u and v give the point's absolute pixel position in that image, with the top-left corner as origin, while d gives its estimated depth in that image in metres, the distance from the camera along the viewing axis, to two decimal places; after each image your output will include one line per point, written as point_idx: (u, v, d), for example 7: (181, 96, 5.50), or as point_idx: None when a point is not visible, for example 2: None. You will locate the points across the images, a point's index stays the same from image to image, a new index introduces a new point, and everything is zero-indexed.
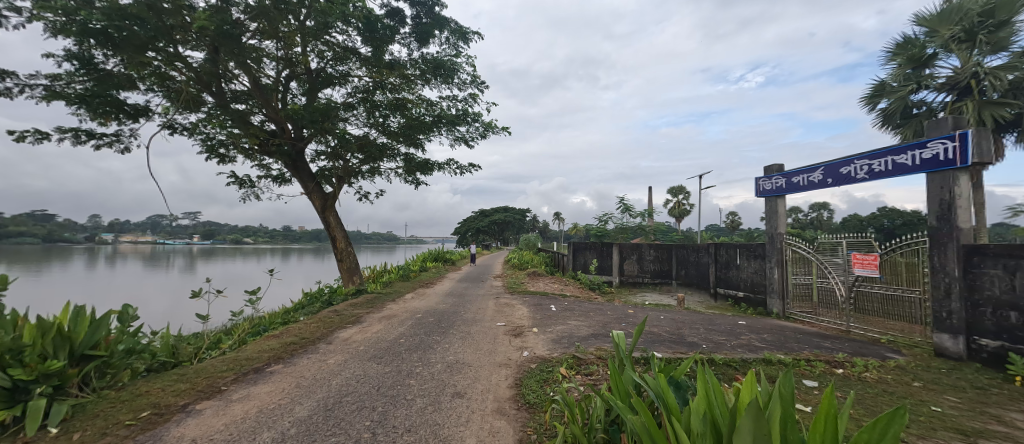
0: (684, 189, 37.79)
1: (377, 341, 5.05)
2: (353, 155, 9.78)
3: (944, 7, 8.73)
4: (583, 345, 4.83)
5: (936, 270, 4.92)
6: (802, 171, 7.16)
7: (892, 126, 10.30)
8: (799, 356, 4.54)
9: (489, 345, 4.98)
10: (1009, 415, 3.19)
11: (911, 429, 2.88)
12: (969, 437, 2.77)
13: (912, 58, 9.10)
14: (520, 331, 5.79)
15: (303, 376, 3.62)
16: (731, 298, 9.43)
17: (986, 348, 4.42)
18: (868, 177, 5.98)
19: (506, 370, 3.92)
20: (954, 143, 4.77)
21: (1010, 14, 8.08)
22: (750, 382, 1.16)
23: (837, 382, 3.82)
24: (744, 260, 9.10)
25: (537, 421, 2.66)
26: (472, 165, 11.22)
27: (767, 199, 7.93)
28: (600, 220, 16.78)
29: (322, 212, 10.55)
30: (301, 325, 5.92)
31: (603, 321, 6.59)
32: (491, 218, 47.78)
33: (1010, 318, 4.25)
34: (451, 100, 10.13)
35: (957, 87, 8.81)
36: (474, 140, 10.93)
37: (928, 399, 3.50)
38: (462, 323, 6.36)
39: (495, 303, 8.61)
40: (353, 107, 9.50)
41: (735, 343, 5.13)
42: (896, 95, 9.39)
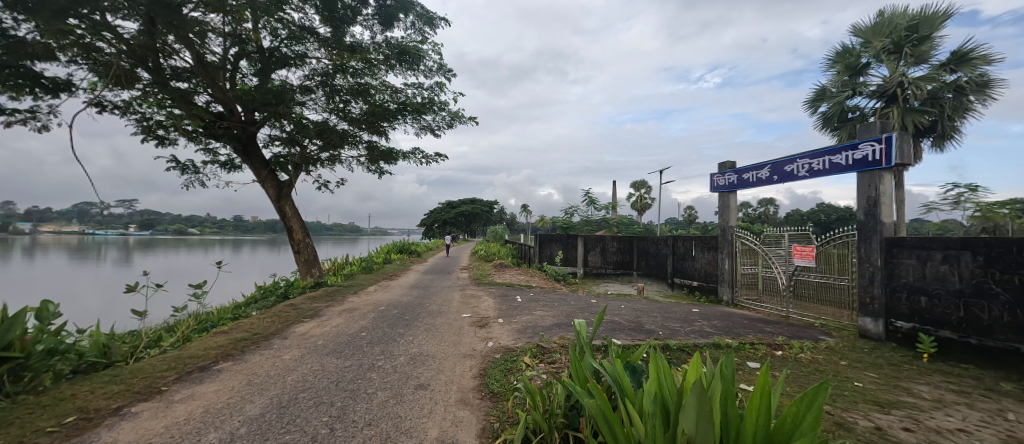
0: (647, 184, 39.30)
1: (336, 336, 4.87)
2: (311, 141, 9.30)
3: (877, 20, 9.57)
4: (547, 334, 4.94)
5: (862, 260, 5.46)
6: (751, 168, 7.62)
7: (830, 129, 11.16)
8: (745, 340, 4.89)
9: (454, 336, 4.95)
10: (916, 387, 3.63)
11: (838, 403, 3.20)
12: (883, 407, 3.12)
13: (849, 66, 9.91)
14: (486, 322, 5.81)
15: (255, 372, 3.44)
16: (686, 287, 9.97)
17: (900, 329, 4.98)
18: (808, 175, 6.46)
19: (471, 360, 3.94)
20: (881, 145, 5.25)
21: (931, 30, 9.00)
22: (695, 364, 1.23)
23: (776, 362, 4.17)
24: (699, 251, 9.59)
25: (499, 410, 2.70)
26: (439, 154, 11.15)
27: (720, 193, 8.40)
28: (566, 212, 17.21)
29: (276, 201, 9.94)
30: (253, 321, 5.60)
31: (567, 311, 6.73)
32: (459, 209, 47.43)
33: (920, 302, 4.79)
34: (417, 88, 9.84)
35: (886, 95, 9.71)
36: (441, 129, 10.77)
37: (852, 375, 3.90)
38: (427, 315, 6.28)
39: (461, 295, 8.56)
40: (310, 91, 9.00)
41: (688, 329, 5.46)
42: (835, 100, 10.24)
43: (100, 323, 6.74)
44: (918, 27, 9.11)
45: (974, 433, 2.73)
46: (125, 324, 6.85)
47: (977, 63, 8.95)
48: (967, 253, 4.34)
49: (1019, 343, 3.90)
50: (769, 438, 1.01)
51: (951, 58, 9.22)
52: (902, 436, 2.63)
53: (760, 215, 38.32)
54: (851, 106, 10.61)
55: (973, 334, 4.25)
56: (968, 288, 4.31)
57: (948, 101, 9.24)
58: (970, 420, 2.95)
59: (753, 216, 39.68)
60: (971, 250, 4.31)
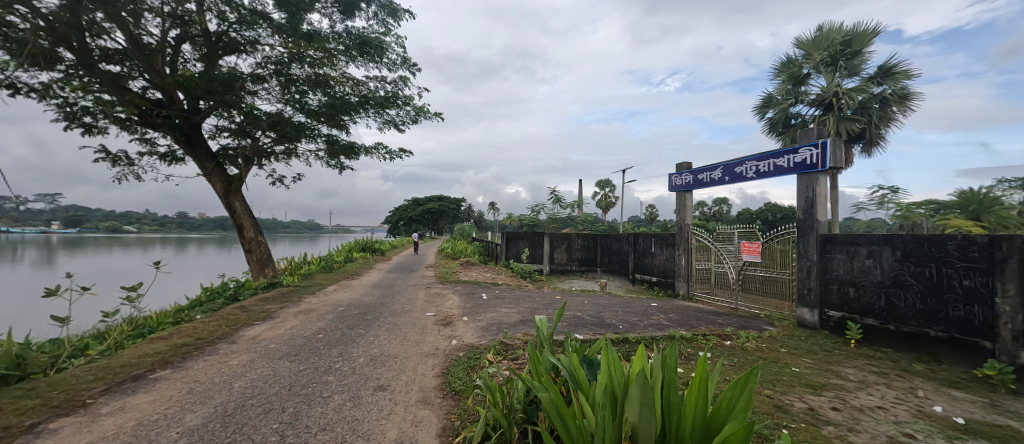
0: (610, 183, 40.47)
1: (291, 338, 4.65)
2: (264, 134, 8.78)
3: (816, 34, 10.40)
4: (511, 331, 4.98)
5: (801, 256, 5.93)
6: (705, 169, 8.05)
7: (775, 134, 11.99)
8: (697, 332, 5.18)
9: (417, 335, 4.88)
10: (844, 370, 4.00)
11: (777, 387, 3.46)
12: (816, 389, 3.42)
13: (792, 76, 10.72)
14: (450, 320, 5.77)
15: (198, 380, 3.21)
16: (646, 282, 10.39)
17: (832, 318, 5.46)
18: (755, 176, 6.91)
19: (434, 359, 3.90)
20: (817, 150, 5.73)
21: (862, 46, 9.92)
22: (641, 356, 1.29)
23: (725, 352, 4.45)
24: (658, 248, 10.02)
25: (460, 408, 2.69)
26: (403, 150, 10.89)
27: (678, 193, 8.82)
28: (532, 210, 17.39)
29: (224, 197, 9.28)
30: (197, 325, 5.21)
31: (532, 307, 6.82)
32: (425, 206, 46.61)
33: (848, 293, 5.28)
34: (380, 81, 9.53)
35: (823, 104, 10.59)
36: (405, 125, 10.52)
37: (790, 361, 4.24)
38: (390, 315, 6.13)
39: (425, 293, 8.44)
40: (263, 80, 8.48)
41: (647, 322, 5.70)
42: (780, 107, 11.05)
43: (11, 332, 6.03)
44: (850, 43, 10.02)
45: (890, 410, 3.06)
46: (70, 329, 6.36)
47: (899, 77, 9.96)
48: (887, 248, 4.83)
49: (929, 327, 4.40)
50: (706, 423, 1.08)
51: (877, 72, 10.20)
52: (831, 415, 2.90)
53: (714, 213, 40.58)
54: (793, 113, 11.47)
55: (892, 321, 4.74)
56: (888, 279, 4.81)
57: (875, 111, 10.22)
58: (887, 398, 3.29)
59: (708, 214, 41.92)
60: (891, 246, 4.80)
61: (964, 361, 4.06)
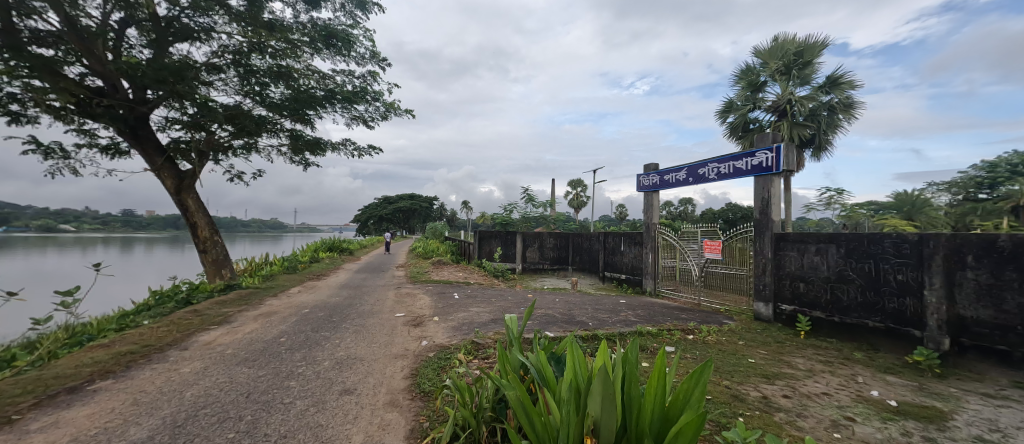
0: (582, 182, 41.20)
1: (249, 343, 4.42)
2: (220, 127, 8.29)
3: (772, 44, 11.04)
4: (482, 330, 4.97)
5: (757, 253, 6.29)
6: (671, 170, 8.37)
7: (735, 138, 12.63)
8: (662, 327, 5.38)
9: (386, 336, 4.78)
10: (794, 360, 4.29)
11: (734, 377, 3.66)
12: (769, 379, 3.64)
13: (750, 83, 11.32)
14: (420, 321, 5.68)
15: (144, 390, 2.99)
16: (615, 280, 10.65)
17: (784, 311, 5.83)
18: (717, 178, 7.25)
19: (403, 360, 3.83)
20: (772, 154, 6.09)
21: (812, 57, 10.63)
22: (604, 352, 1.33)
23: (687, 346, 4.65)
24: (627, 246, 10.30)
25: (429, 409, 2.66)
26: (372, 147, 10.61)
27: (645, 193, 9.11)
28: (505, 209, 17.43)
29: (176, 194, 8.68)
30: (144, 331, 4.85)
31: (504, 306, 6.84)
32: (396, 205, 45.59)
33: (798, 287, 5.66)
34: (348, 75, 9.23)
35: (778, 111, 11.25)
36: (374, 121, 10.25)
37: (746, 353, 4.49)
38: (357, 316, 5.97)
39: (395, 293, 8.27)
40: (220, 70, 8.00)
41: (615, 319, 5.86)
42: (740, 112, 11.65)
43: None
44: (802, 54, 10.72)
45: (833, 395, 3.31)
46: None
47: (844, 87, 10.74)
48: (832, 246, 5.21)
49: (868, 318, 4.78)
50: (664, 414, 1.13)
51: (825, 82, 10.97)
52: (781, 402, 3.09)
53: (680, 213, 42.24)
54: (752, 118, 12.13)
55: (837, 313, 5.11)
56: (833, 275, 5.19)
57: (823, 118, 10.98)
58: (831, 385, 3.55)
59: (674, 214, 43.56)
60: (836, 244, 5.18)
61: (898, 348, 4.45)
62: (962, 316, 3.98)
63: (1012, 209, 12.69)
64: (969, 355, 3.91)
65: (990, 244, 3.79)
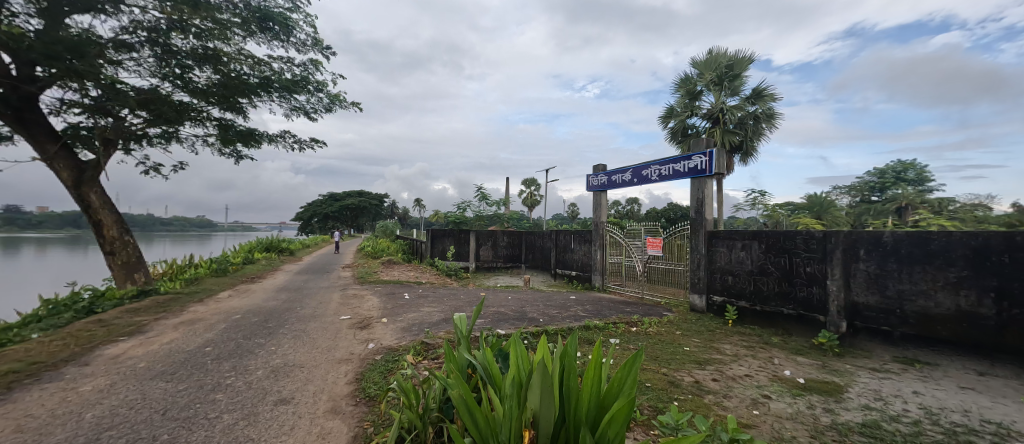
0: (535, 182, 41.82)
1: (167, 355, 3.96)
2: (132, 113, 7.34)
3: (707, 57, 11.98)
4: (433, 330, 4.89)
5: (692, 250, 6.80)
6: (618, 171, 8.78)
7: (675, 142, 13.53)
8: (609, 320, 5.65)
9: (329, 341, 4.54)
10: (723, 346, 4.69)
11: (671, 364, 3.94)
12: (701, 364, 3.96)
13: (688, 92, 12.20)
14: (368, 323, 5.46)
15: (30, 415, 2.58)
16: (566, 277, 10.97)
17: (716, 302, 6.36)
18: (658, 179, 7.71)
19: (347, 365, 3.66)
20: (706, 158, 6.60)
21: (740, 70, 11.67)
22: (544, 347, 1.37)
23: (631, 337, 4.92)
24: (577, 244, 10.64)
25: (373, 414, 2.56)
26: (314, 139, 9.97)
27: (594, 193, 9.47)
28: (459, 207, 17.24)
29: (74, 188, 7.53)
30: (30, 346, 4.17)
31: (456, 305, 6.76)
32: (343, 202, 43.25)
33: (727, 280, 6.20)
34: (286, 62, 8.57)
35: (712, 118, 12.23)
36: (317, 113, 9.64)
37: (683, 342, 4.84)
38: (297, 320, 5.59)
39: (341, 295, 7.85)
40: (131, 48, 7.06)
41: (565, 314, 6.05)
42: (679, 118, 12.50)
43: None
44: (732, 67, 11.71)
45: (754, 376, 3.68)
46: None
47: (767, 99, 11.93)
48: (755, 242, 5.78)
49: (783, 307, 5.35)
50: (600, 402, 1.19)
51: (752, 94, 12.08)
52: (711, 385, 3.37)
53: (627, 212, 44.44)
54: (690, 124, 13.07)
55: (759, 303, 5.67)
56: (755, 268, 5.76)
57: (750, 126, 12.12)
58: (752, 367, 3.94)
59: (622, 213, 45.71)
60: (758, 240, 5.75)
61: (807, 332, 5.05)
62: (856, 302, 4.60)
63: (896, 209, 14.88)
64: (861, 336, 4.52)
65: (878, 239, 4.41)
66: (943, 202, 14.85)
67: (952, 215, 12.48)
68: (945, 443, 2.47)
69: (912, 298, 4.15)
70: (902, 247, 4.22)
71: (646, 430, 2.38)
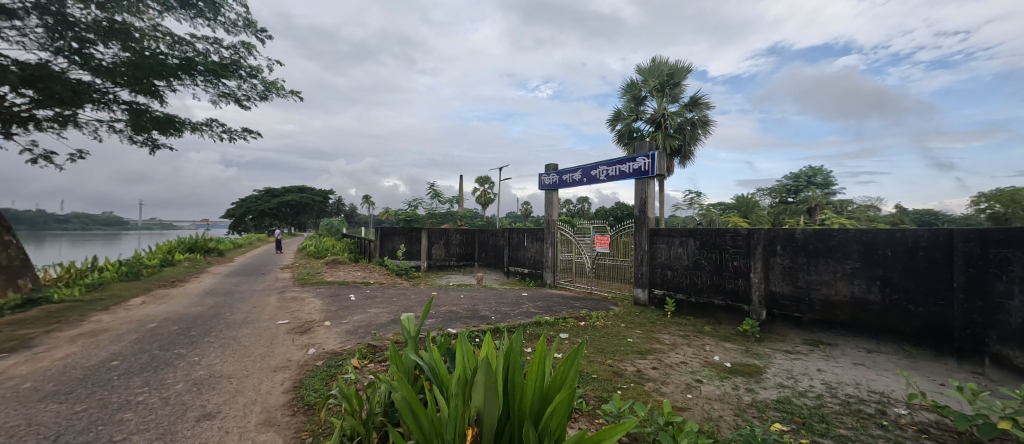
0: (489, 180, 41.77)
1: (62, 372, 3.43)
2: (13, 91, 6.22)
3: (651, 64, 12.70)
4: (381, 332, 4.71)
5: (637, 247, 7.18)
6: (568, 171, 9.03)
7: (622, 145, 14.21)
8: (559, 316, 5.81)
9: (265, 347, 4.21)
10: (662, 336, 5.02)
11: (616, 355, 4.14)
12: (643, 354, 4.21)
13: (634, 97, 12.86)
14: (309, 327, 5.14)
15: None
16: (519, 274, 11.09)
17: (656, 295, 6.78)
18: (606, 179, 8.04)
19: (285, 373, 3.42)
20: (649, 159, 7.00)
21: (680, 79, 12.52)
22: (489, 344, 1.38)
23: (579, 331, 5.10)
24: (529, 241, 10.80)
25: (312, 423, 2.42)
26: (247, 130, 9.14)
27: (546, 191, 9.66)
28: (410, 205, 16.77)
29: None
30: None
31: (405, 305, 6.56)
32: (282, 198, 40.16)
33: (666, 274, 6.64)
34: (213, 43, 7.75)
35: (655, 123, 13.02)
36: (250, 100, 8.84)
37: (627, 333, 5.11)
38: (227, 327, 5.11)
39: (278, 298, 7.29)
40: (11, 15, 5.97)
41: (517, 311, 6.12)
42: (626, 121, 13.14)
43: None
44: (672, 76, 12.54)
45: (688, 363, 3.97)
46: None
47: (703, 107, 12.92)
48: (691, 239, 6.24)
49: (714, 298, 5.84)
50: (543, 395, 1.23)
51: (690, 102, 13.02)
52: (651, 373, 3.59)
53: (577, 211, 45.94)
54: (635, 128, 13.79)
55: (693, 295, 6.14)
56: (691, 263, 6.22)
57: (688, 132, 13.04)
58: (687, 354, 4.26)
59: (573, 211, 47.16)
60: (694, 237, 6.21)
61: (733, 320, 5.55)
62: (773, 292, 5.14)
63: (807, 209, 16.85)
64: (778, 322, 5.07)
65: (791, 236, 4.97)
66: (844, 204, 17.07)
67: (850, 215, 14.39)
68: (841, 412, 2.84)
69: (817, 287, 4.72)
70: (810, 242, 4.79)
71: (591, 419, 2.48)
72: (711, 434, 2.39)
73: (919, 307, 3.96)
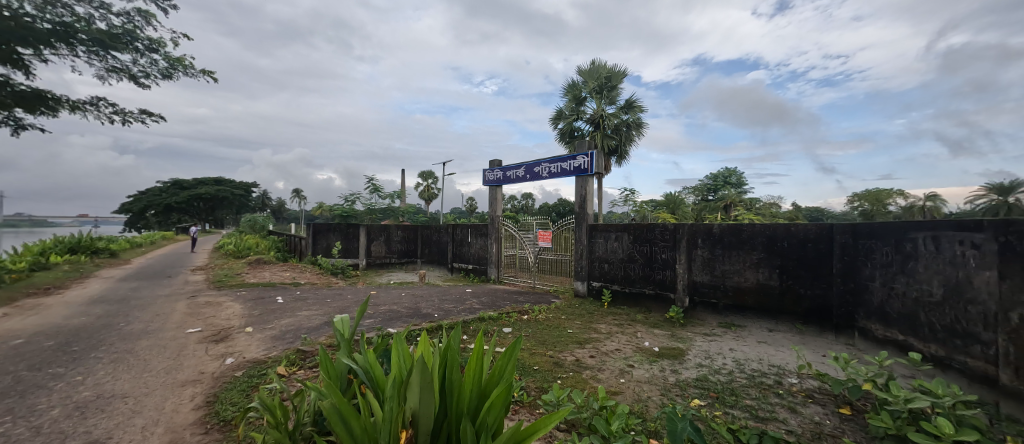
0: (432, 175, 40.79)
1: None
2: None
3: (590, 67, 13.24)
4: (312, 336, 4.40)
5: (577, 241, 7.48)
6: (512, 167, 9.11)
7: (563, 143, 14.67)
8: (502, 310, 5.87)
9: (172, 360, 3.72)
10: (599, 326, 5.30)
11: (557, 346, 4.29)
12: (582, 344, 4.40)
13: (575, 97, 13.33)
14: (227, 334, 4.64)
15: None
16: (463, 270, 11.00)
17: (594, 287, 7.13)
18: (548, 176, 8.24)
19: (197, 386, 3.06)
20: (588, 158, 7.32)
21: (617, 83, 13.22)
22: (427, 342, 1.36)
23: (522, 325, 5.20)
24: (473, 237, 10.74)
25: (229, 440, 2.19)
26: (146, 112, 7.95)
27: (490, 187, 9.67)
28: (346, 200, 15.81)
29: None
30: None
31: (340, 306, 6.18)
32: (194, 191, 35.62)
33: (603, 267, 7.00)
34: (99, 8, 6.59)
35: (594, 123, 13.61)
36: (148, 78, 7.68)
37: (567, 325, 5.31)
38: (122, 339, 4.42)
39: (188, 304, 6.46)
40: None
41: (460, 308, 6.07)
42: (567, 120, 13.58)
43: None
44: (610, 79, 13.19)
45: (622, 350, 4.24)
46: None
47: (637, 110, 13.78)
48: (625, 234, 6.64)
49: (645, 288, 6.28)
50: (481, 390, 1.23)
51: (625, 104, 13.81)
52: (588, 362, 3.77)
53: (521, 207, 46.69)
54: (576, 127, 14.31)
55: (627, 285, 6.56)
56: (625, 255, 6.63)
57: (624, 133, 13.83)
58: (621, 342, 4.54)
59: (517, 208, 47.88)
60: (628, 232, 6.62)
61: (661, 308, 6.02)
62: (695, 281, 5.65)
63: (724, 206, 18.80)
64: (698, 308, 5.60)
65: (710, 231, 5.50)
66: (753, 202, 19.29)
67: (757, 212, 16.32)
68: (747, 385, 3.23)
69: (731, 276, 5.28)
70: (726, 235, 5.33)
71: (531, 410, 2.54)
72: (641, 415, 2.57)
73: (808, 290, 4.60)
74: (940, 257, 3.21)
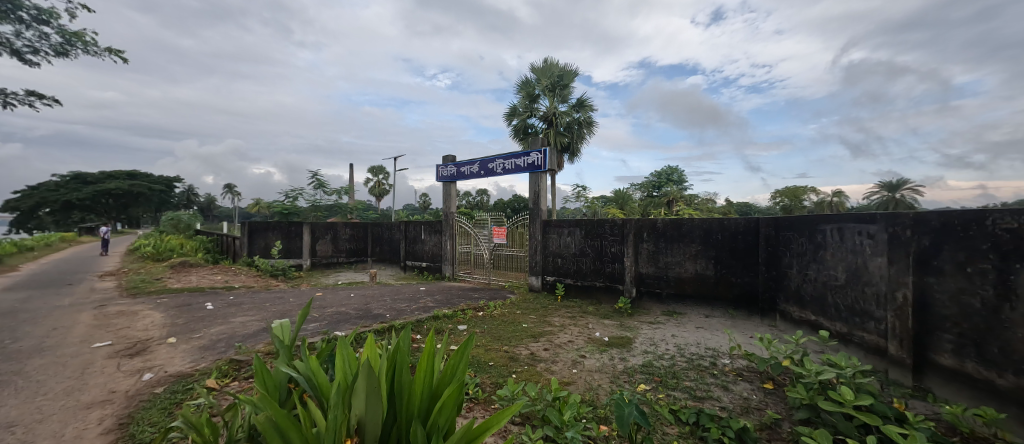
0: (383, 169, 39.28)
1: None
2: None
3: (543, 65, 13.41)
4: (249, 344, 4.06)
5: (531, 237, 7.58)
6: (466, 163, 9.01)
7: (517, 139, 14.76)
8: (457, 308, 5.80)
9: (74, 379, 3.24)
10: (552, 319, 5.43)
11: (512, 340, 4.33)
12: (536, 337, 4.48)
13: (528, 94, 13.44)
14: (145, 346, 4.14)
15: None
16: (416, 268, 10.73)
17: (548, 281, 7.29)
18: (502, 172, 8.25)
19: (107, 408, 2.69)
20: (541, 155, 7.42)
21: (569, 81, 13.52)
22: (374, 345, 1.30)
23: (477, 321, 5.19)
24: (427, 234, 10.50)
25: None
26: (36, 94, 6.83)
27: (444, 183, 9.49)
28: (287, 196, 14.73)
29: None
30: None
31: (281, 310, 5.76)
32: (102, 186, 31.32)
33: (556, 262, 7.17)
34: None
35: (547, 120, 13.83)
36: (37, 54, 6.58)
37: (521, 319, 5.38)
38: (7, 359, 3.78)
39: (95, 315, 5.66)
40: None
41: (413, 307, 5.91)
42: (521, 117, 13.67)
43: None
44: (562, 78, 13.45)
45: (574, 341, 4.37)
46: None
47: (588, 108, 14.20)
48: (577, 229, 6.84)
49: (595, 280, 6.53)
50: (433, 392, 1.20)
51: (576, 103, 14.17)
52: (542, 355, 3.85)
53: (476, 203, 46.51)
54: (529, 124, 14.45)
55: (579, 279, 6.78)
56: (577, 250, 6.83)
57: (576, 130, 14.20)
58: (574, 333, 4.68)
59: (472, 203, 47.61)
60: (580, 227, 6.82)
61: (611, 299, 6.30)
62: (641, 273, 5.97)
63: (667, 202, 20.05)
64: (644, 298, 5.92)
65: (654, 225, 5.82)
66: (692, 198, 20.78)
67: (696, 207, 17.61)
68: (687, 367, 3.47)
69: (673, 267, 5.64)
70: (669, 229, 5.68)
71: (486, 406, 2.54)
72: (591, 402, 2.67)
73: (738, 278, 5.04)
74: (844, 245, 3.66)
